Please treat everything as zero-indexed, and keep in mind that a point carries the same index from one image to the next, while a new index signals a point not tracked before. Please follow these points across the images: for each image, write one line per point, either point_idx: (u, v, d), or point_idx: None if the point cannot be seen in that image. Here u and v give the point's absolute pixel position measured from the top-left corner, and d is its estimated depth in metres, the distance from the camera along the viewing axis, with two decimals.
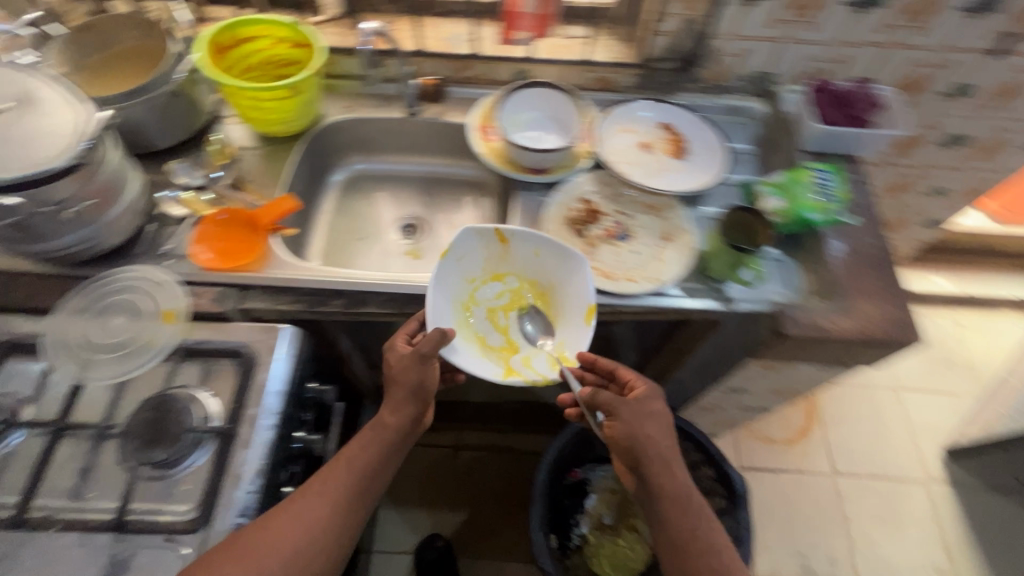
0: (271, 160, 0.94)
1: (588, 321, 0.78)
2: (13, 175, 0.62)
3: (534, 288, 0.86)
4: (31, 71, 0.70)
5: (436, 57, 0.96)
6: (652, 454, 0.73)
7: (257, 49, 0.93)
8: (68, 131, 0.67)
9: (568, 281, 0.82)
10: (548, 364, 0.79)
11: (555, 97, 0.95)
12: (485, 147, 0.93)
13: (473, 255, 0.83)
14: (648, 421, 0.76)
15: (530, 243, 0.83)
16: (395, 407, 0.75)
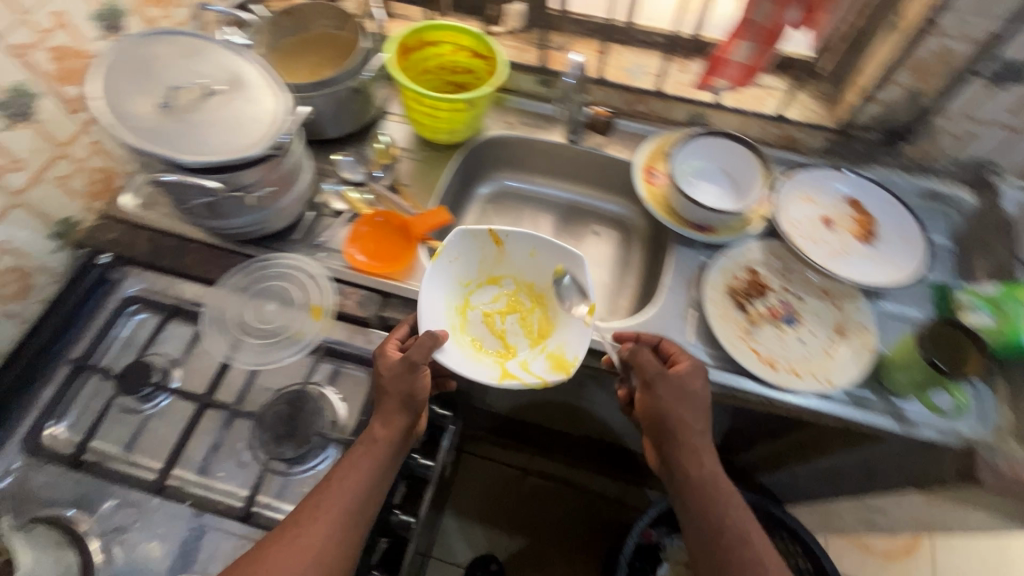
0: (428, 167, 0.93)
1: (588, 321, 0.74)
2: (221, 159, 0.63)
3: (530, 293, 0.83)
4: (241, 54, 0.71)
5: (613, 87, 0.92)
6: (678, 431, 0.67)
7: (438, 53, 0.92)
8: (269, 121, 0.68)
9: (563, 283, 0.79)
10: (545, 367, 0.74)
11: (735, 151, 0.87)
12: (648, 191, 0.87)
13: (468, 257, 0.80)
14: (685, 406, 0.68)
15: (525, 244, 0.80)
16: (386, 421, 0.64)
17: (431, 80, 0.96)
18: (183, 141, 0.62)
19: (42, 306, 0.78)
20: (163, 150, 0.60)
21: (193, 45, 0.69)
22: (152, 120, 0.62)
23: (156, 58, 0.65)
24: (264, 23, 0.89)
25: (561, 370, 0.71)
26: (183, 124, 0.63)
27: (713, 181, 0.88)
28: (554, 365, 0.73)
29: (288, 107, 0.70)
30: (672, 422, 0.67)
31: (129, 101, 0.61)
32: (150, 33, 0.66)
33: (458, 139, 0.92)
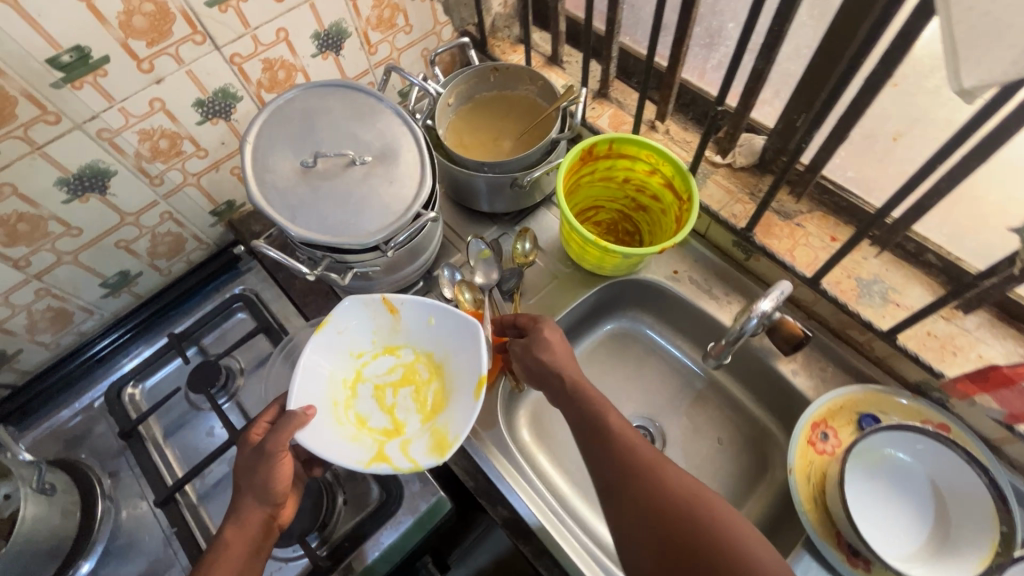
0: (559, 287, 0.80)
1: (477, 394, 0.61)
2: (325, 239, 0.59)
3: (428, 366, 0.67)
4: (408, 125, 0.66)
5: (827, 296, 0.67)
6: (556, 372, 0.59)
7: (629, 167, 0.77)
8: (395, 209, 0.61)
9: (461, 352, 0.65)
10: (425, 450, 0.60)
11: (968, 482, 0.58)
12: (802, 461, 0.63)
13: (359, 325, 0.67)
14: (542, 347, 0.61)
15: (419, 309, 0.67)
16: (240, 519, 0.55)
17: (612, 189, 0.82)
18: (302, 208, 0.60)
19: (186, 265, 0.87)
20: (278, 215, 0.59)
21: (366, 107, 0.66)
22: (289, 181, 0.61)
23: (324, 118, 0.65)
24: (471, 74, 0.83)
25: (439, 453, 0.59)
26: (311, 191, 0.61)
27: (910, 497, 0.61)
28: (436, 450, 0.60)
29: (419, 198, 0.61)
30: (542, 369, 0.60)
31: (278, 158, 0.62)
32: (331, 90, 0.66)
33: (603, 273, 0.77)
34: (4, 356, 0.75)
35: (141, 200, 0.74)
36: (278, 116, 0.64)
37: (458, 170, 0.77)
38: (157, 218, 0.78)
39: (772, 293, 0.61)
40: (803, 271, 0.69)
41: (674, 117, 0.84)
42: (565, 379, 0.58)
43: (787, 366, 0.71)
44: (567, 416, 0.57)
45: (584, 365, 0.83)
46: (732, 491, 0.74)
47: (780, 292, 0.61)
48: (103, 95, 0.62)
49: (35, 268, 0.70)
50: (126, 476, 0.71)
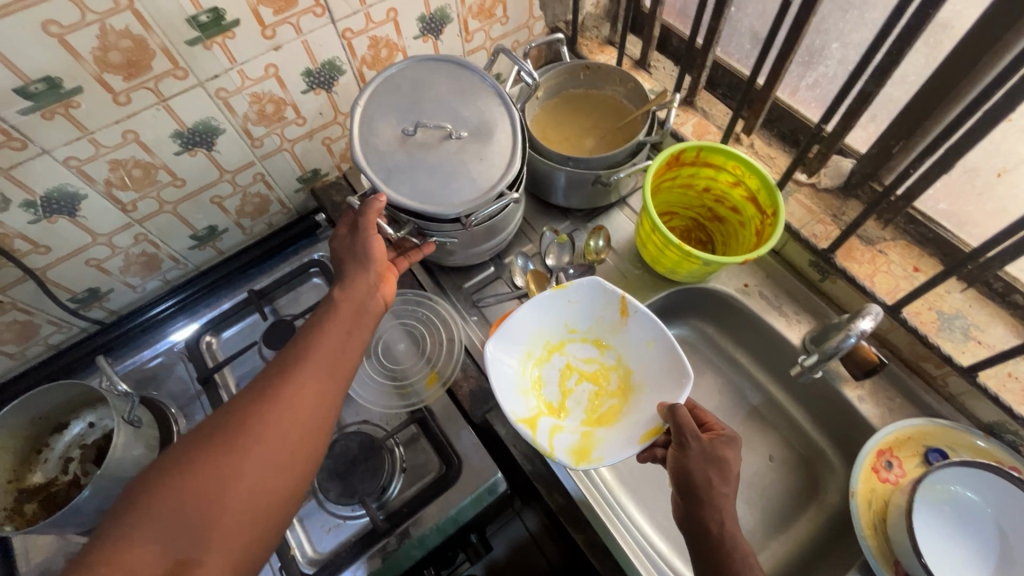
0: (626, 287, 0.81)
1: (643, 441, 0.63)
2: (413, 205, 0.61)
3: (623, 378, 0.73)
4: (506, 106, 0.67)
5: (905, 326, 0.67)
6: (717, 503, 0.55)
7: (712, 177, 0.78)
8: (481, 185, 0.62)
9: (655, 393, 0.68)
10: (570, 447, 0.65)
11: None
12: (864, 486, 0.64)
13: (587, 308, 0.73)
14: (718, 471, 0.56)
15: (646, 330, 0.71)
16: (349, 282, 0.62)
17: (691, 197, 0.82)
18: (395, 174, 0.62)
19: (266, 227, 0.91)
20: (374, 176, 0.61)
21: (469, 85, 0.68)
22: (388, 146, 0.63)
23: (429, 91, 0.67)
24: (563, 70, 0.84)
25: (577, 456, 0.64)
26: (408, 158, 0.63)
27: (973, 535, 0.61)
28: (574, 454, 0.64)
29: (505, 178, 0.63)
30: (702, 488, 0.56)
31: (382, 123, 0.64)
32: (438, 65, 0.68)
33: (677, 278, 0.78)
34: (97, 294, 0.79)
35: (240, 160, 0.78)
36: (386, 83, 0.66)
37: (542, 163, 0.78)
38: (250, 178, 0.81)
39: (869, 315, 0.60)
40: (883, 298, 0.69)
41: (759, 132, 0.84)
42: (723, 527, 0.54)
43: (854, 391, 0.70)
44: (700, 557, 0.54)
45: None
46: (779, 509, 0.74)
47: (875, 313, 0.61)
48: (228, 56, 0.65)
49: (138, 214, 0.74)
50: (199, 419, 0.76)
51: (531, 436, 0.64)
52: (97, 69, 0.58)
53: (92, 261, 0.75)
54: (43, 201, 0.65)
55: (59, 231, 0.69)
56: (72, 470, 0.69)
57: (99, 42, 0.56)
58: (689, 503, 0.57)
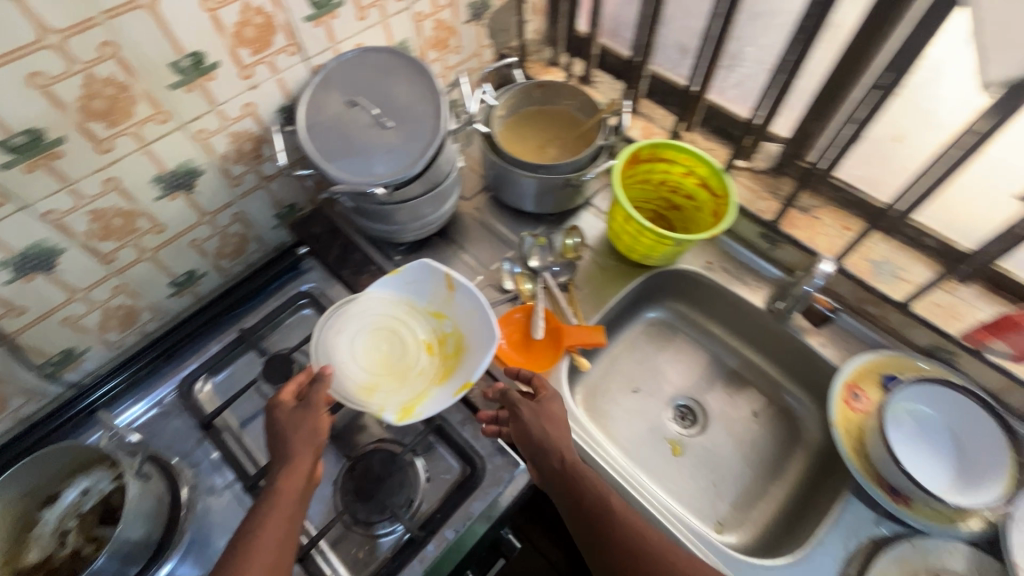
0: (605, 278, 0.88)
1: (456, 394, 0.69)
2: (310, 150, 0.70)
3: (460, 346, 0.76)
4: (438, 121, 0.72)
5: (847, 275, 0.78)
6: (560, 448, 0.64)
7: (666, 170, 0.87)
8: (376, 172, 0.70)
9: (475, 352, 0.73)
10: (402, 404, 0.72)
11: (982, 425, 0.68)
12: (842, 413, 0.73)
13: (423, 285, 0.79)
14: (550, 421, 0.67)
15: (469, 299, 0.76)
16: (287, 469, 0.60)
17: (649, 191, 0.92)
18: (320, 126, 0.72)
19: (245, 267, 0.90)
20: (304, 118, 0.71)
21: (427, 91, 0.74)
22: (331, 107, 0.73)
23: (393, 81, 0.75)
24: (518, 91, 0.92)
25: (401, 415, 0.70)
26: (339, 121, 0.72)
27: (933, 444, 0.70)
28: (401, 410, 0.71)
29: (383, 180, 0.69)
30: (544, 441, 0.65)
31: (340, 86, 0.74)
32: (415, 66, 0.75)
33: (649, 263, 0.86)
34: (72, 355, 0.75)
35: (219, 201, 0.78)
36: (361, 59, 0.75)
37: (514, 173, 0.84)
38: (229, 218, 0.81)
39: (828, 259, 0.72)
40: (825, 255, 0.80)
41: (696, 129, 0.95)
42: (565, 461, 0.63)
43: (816, 339, 0.80)
44: (561, 496, 0.63)
45: (627, 350, 0.92)
46: (772, 458, 0.82)
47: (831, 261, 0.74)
48: (208, 97, 0.67)
49: (118, 264, 0.72)
50: (203, 466, 0.74)
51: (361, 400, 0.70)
52: (81, 118, 0.58)
53: (68, 319, 0.72)
54: (19, 259, 0.62)
55: (34, 290, 0.66)
56: (70, 542, 0.64)
57: (84, 91, 0.57)
58: (535, 458, 0.65)
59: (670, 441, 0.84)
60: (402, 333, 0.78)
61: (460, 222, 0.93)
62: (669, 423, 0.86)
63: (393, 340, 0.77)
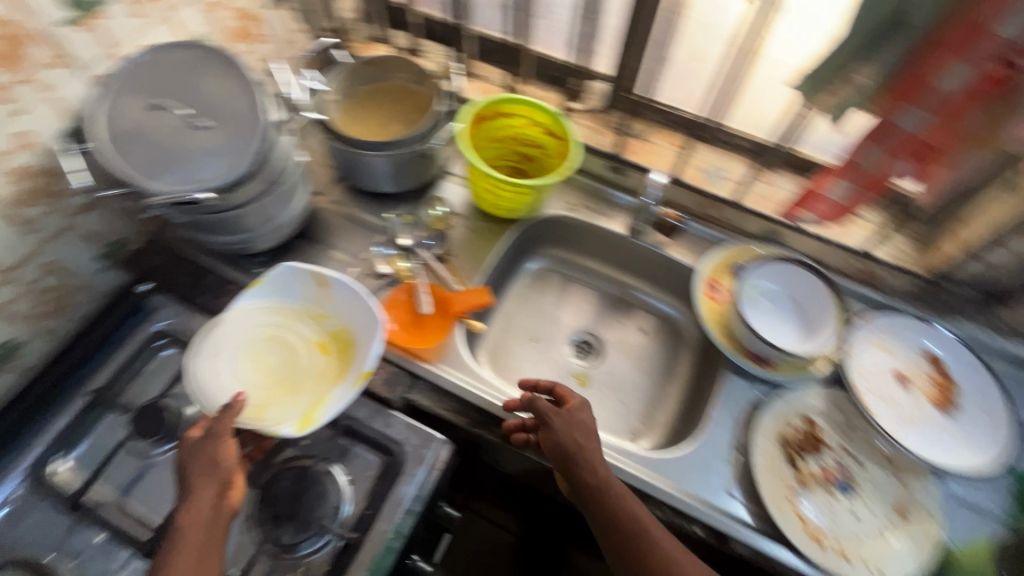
0: (480, 241, 0.89)
1: (356, 385, 0.67)
2: (115, 166, 0.61)
3: (349, 344, 0.74)
4: (257, 113, 0.68)
5: (686, 187, 0.87)
6: (589, 459, 0.65)
7: (511, 125, 0.90)
8: (202, 179, 0.65)
9: (366, 341, 0.72)
10: (301, 417, 0.67)
11: (811, 285, 0.81)
12: (707, 306, 0.82)
13: (294, 291, 0.75)
14: (581, 432, 0.67)
15: (345, 293, 0.74)
16: (192, 501, 0.56)
17: (500, 148, 0.93)
18: (120, 137, 0.63)
19: (77, 324, 0.78)
20: (96, 131, 0.62)
21: (236, 82, 0.68)
22: (129, 114, 0.64)
23: (199, 78, 0.68)
24: (343, 71, 0.88)
25: (301, 424, 0.66)
26: (144, 131, 0.64)
27: (782, 311, 0.82)
28: (301, 422, 0.67)
29: (210, 187, 0.65)
30: (577, 452, 0.65)
31: (133, 88, 0.65)
32: (215, 56, 0.68)
33: (515, 216, 0.89)
34: None
35: (17, 254, 0.66)
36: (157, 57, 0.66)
37: (358, 155, 0.82)
38: (37, 272, 0.69)
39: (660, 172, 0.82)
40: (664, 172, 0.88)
41: (529, 82, 0.98)
42: (597, 473, 0.64)
43: (675, 250, 0.89)
44: (589, 504, 0.64)
45: (518, 304, 0.96)
46: (663, 363, 0.91)
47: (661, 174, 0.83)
48: None
49: None
50: (87, 551, 0.64)
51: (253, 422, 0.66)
52: None
53: None
54: None
55: None
56: None
57: None
58: (567, 468, 0.65)
59: (576, 375, 0.90)
60: (282, 348, 0.73)
61: (319, 219, 0.89)
62: (571, 360, 0.91)
63: (274, 358, 0.73)
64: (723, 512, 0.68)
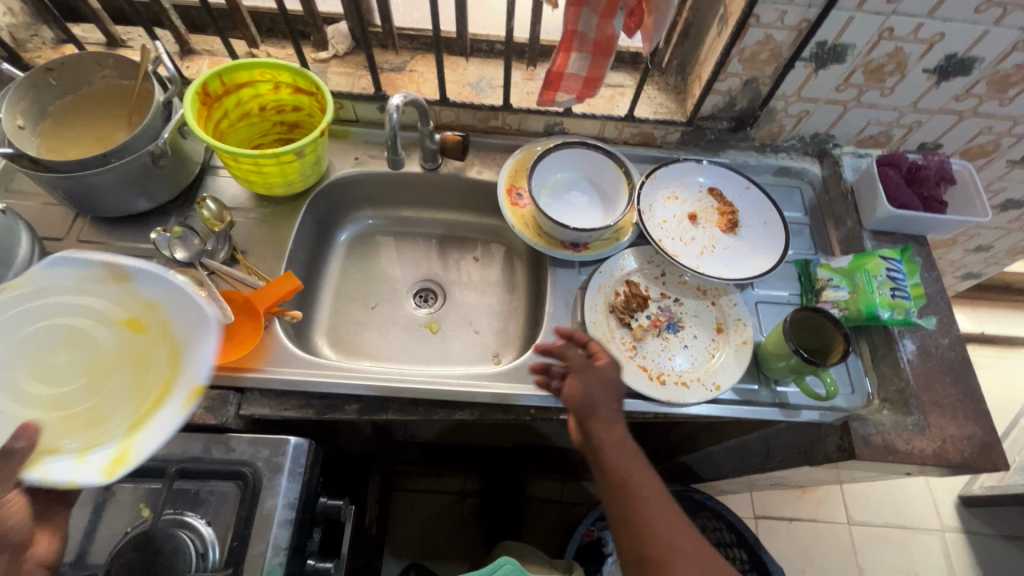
0: (272, 227, 0.82)
1: (186, 407, 0.55)
2: None
3: (157, 338, 0.59)
4: None
5: (459, 106, 0.86)
6: (604, 412, 0.66)
7: (255, 94, 0.81)
8: None
9: (187, 347, 0.58)
10: (108, 458, 0.54)
11: (597, 162, 0.86)
12: (515, 215, 0.83)
13: (69, 289, 0.59)
14: (606, 390, 0.67)
15: (154, 285, 0.59)
16: None
17: (256, 122, 0.85)
18: None
19: None
20: None
21: None
22: None
23: None
24: (19, 88, 0.71)
25: (112, 468, 0.53)
26: None
27: (580, 193, 0.87)
28: (109, 467, 0.53)
29: None
30: (600, 403, 0.66)
31: None
32: None
33: (298, 189, 0.83)
34: None
35: None
36: None
37: (79, 180, 0.69)
38: None
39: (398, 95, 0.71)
40: (432, 97, 0.86)
41: (266, 42, 0.87)
42: (614, 427, 0.65)
43: (475, 170, 0.89)
44: (596, 455, 0.65)
45: (346, 277, 0.91)
46: (503, 281, 0.93)
47: (415, 100, 0.74)
48: None
49: None
50: None
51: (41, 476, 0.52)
52: None
53: None
54: None
55: None
56: None
57: None
58: (582, 418, 0.66)
59: (425, 323, 0.89)
60: (64, 359, 0.56)
61: None
62: (416, 311, 0.90)
63: (51, 373, 0.56)
64: None
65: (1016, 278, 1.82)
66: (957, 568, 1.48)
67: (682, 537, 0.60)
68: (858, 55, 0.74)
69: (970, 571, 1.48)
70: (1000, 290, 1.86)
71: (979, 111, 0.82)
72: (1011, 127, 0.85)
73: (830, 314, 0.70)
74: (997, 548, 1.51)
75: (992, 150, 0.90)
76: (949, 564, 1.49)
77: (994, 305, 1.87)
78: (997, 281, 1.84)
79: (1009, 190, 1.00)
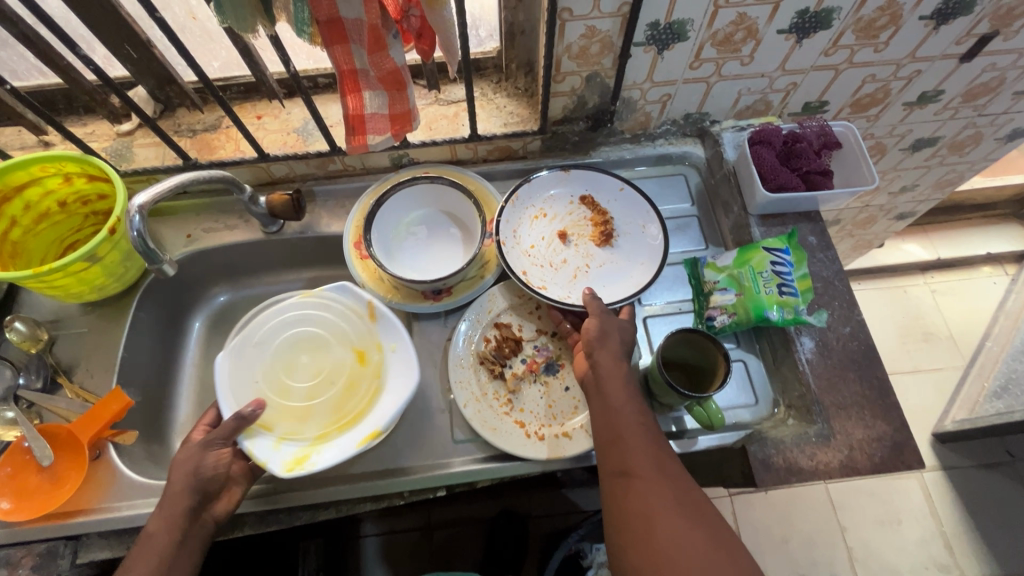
0: (99, 335, 0.74)
1: (361, 445, 0.62)
2: None
3: (373, 376, 0.68)
4: None
5: (285, 159, 0.76)
6: (616, 345, 0.62)
7: (46, 191, 0.71)
8: None
9: (394, 395, 0.65)
10: (294, 455, 0.62)
11: (449, 194, 0.77)
12: (366, 272, 0.75)
13: (339, 309, 0.70)
14: (623, 333, 0.63)
15: (390, 333, 0.68)
16: (160, 504, 0.54)
17: (61, 218, 0.75)
18: None
19: None
20: None
21: None
22: None
23: None
24: None
25: (293, 466, 0.61)
26: None
27: (439, 230, 0.78)
28: (293, 463, 0.61)
29: None
30: (613, 340, 0.62)
31: None
32: None
33: (116, 288, 0.73)
34: None
35: None
36: None
37: None
38: None
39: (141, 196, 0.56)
40: (251, 154, 0.76)
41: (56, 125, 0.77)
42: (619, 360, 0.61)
43: (323, 222, 0.80)
44: (595, 388, 0.60)
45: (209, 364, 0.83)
46: None
47: (168, 191, 0.59)
48: None
49: None
50: None
51: (248, 444, 0.61)
52: None
53: None
54: None
55: None
56: None
57: None
58: (592, 346, 0.62)
59: None
60: (302, 360, 0.70)
61: None
62: None
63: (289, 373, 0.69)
64: (455, 466, 0.65)
65: (963, 196, 1.76)
66: (940, 507, 1.44)
67: (671, 469, 0.53)
68: (699, 28, 0.65)
69: (953, 508, 1.44)
70: (949, 211, 1.80)
71: (854, 61, 0.73)
72: (896, 71, 0.76)
73: (714, 341, 0.62)
74: (975, 478, 1.48)
75: (882, 98, 0.81)
76: (932, 505, 1.45)
77: (945, 227, 1.81)
78: (945, 203, 1.77)
79: (915, 131, 0.92)
